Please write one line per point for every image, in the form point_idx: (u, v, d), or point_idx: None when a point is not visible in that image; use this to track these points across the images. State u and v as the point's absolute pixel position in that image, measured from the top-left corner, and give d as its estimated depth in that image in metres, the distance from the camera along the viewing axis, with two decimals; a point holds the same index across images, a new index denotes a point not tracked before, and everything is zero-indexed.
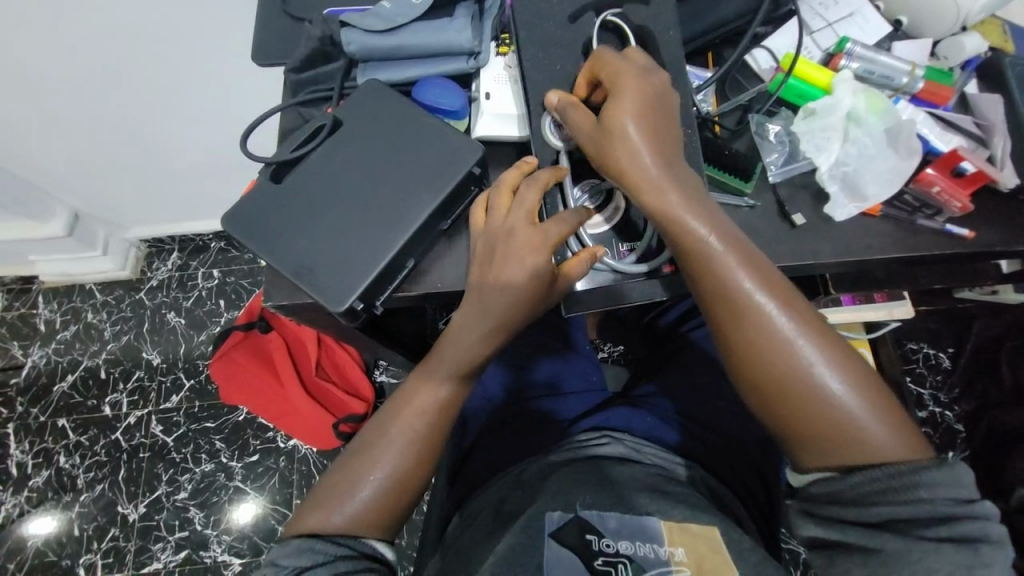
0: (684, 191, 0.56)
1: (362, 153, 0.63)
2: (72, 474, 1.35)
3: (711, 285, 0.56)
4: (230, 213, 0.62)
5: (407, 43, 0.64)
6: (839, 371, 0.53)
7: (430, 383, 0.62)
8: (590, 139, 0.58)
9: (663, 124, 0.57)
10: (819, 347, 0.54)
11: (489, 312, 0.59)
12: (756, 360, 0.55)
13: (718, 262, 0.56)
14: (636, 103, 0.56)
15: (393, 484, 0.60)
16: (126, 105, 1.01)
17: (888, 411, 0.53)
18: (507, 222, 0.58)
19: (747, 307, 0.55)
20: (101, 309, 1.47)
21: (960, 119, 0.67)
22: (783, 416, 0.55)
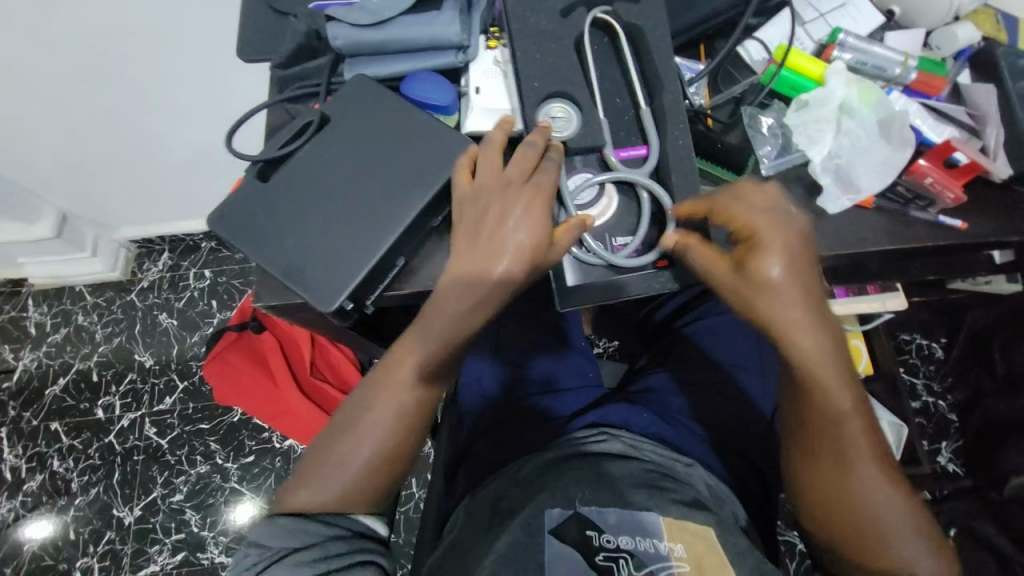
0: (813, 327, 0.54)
1: (350, 149, 0.62)
2: (66, 478, 1.34)
3: (821, 428, 0.58)
4: (216, 213, 0.61)
5: (394, 37, 0.63)
6: (915, 524, 0.57)
7: (412, 353, 0.60)
8: (726, 289, 0.56)
9: (812, 280, 0.54)
10: (902, 496, 0.58)
11: (468, 286, 0.57)
12: (841, 491, 0.58)
13: (836, 414, 0.57)
14: (789, 256, 0.53)
15: (377, 462, 0.59)
16: (113, 105, 0.99)
17: (932, 543, 0.58)
18: (501, 176, 0.57)
19: (849, 454, 0.57)
20: (92, 312, 1.45)
21: (953, 109, 0.67)
22: (846, 529, 0.58)
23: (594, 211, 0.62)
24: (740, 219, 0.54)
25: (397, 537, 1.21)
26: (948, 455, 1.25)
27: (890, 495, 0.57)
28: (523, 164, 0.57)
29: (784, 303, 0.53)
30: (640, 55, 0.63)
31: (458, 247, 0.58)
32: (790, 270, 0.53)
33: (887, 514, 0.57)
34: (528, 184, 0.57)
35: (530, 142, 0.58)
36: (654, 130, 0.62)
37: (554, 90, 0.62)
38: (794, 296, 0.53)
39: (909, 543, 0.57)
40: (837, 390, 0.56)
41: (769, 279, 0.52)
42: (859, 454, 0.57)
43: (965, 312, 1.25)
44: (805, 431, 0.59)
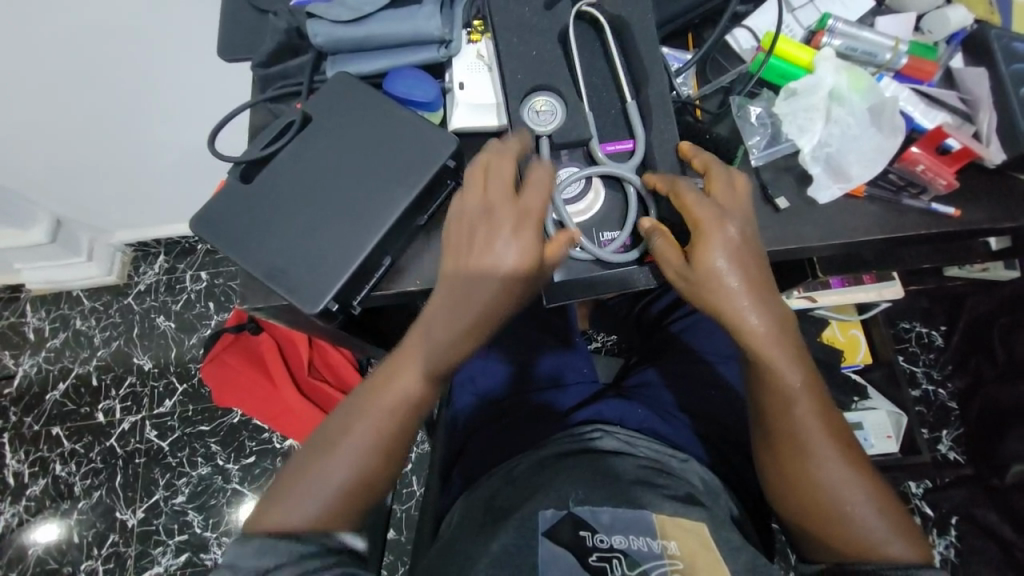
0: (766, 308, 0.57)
1: (333, 150, 0.61)
2: (68, 482, 1.34)
3: (776, 416, 0.59)
4: (200, 215, 0.61)
5: (375, 33, 0.62)
6: (878, 502, 0.57)
7: (406, 365, 0.61)
8: (680, 278, 0.58)
9: (756, 266, 0.57)
10: (859, 472, 0.58)
11: (451, 306, 0.58)
12: (797, 476, 0.58)
13: (787, 400, 0.58)
14: (727, 247, 0.56)
15: (356, 477, 0.60)
16: (103, 110, 0.99)
17: (896, 519, 0.57)
18: (485, 196, 0.57)
19: (804, 438, 0.58)
20: (90, 316, 1.45)
21: (945, 94, 0.66)
22: (805, 508, 0.59)
23: (582, 204, 0.62)
24: (692, 209, 0.56)
25: (398, 534, 1.22)
26: (948, 444, 1.24)
27: (848, 477, 0.57)
28: (506, 183, 0.57)
29: (728, 293, 0.56)
30: (627, 47, 0.62)
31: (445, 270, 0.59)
32: (731, 259, 0.56)
33: (844, 491, 0.57)
34: (513, 202, 0.56)
35: (512, 160, 0.57)
36: (641, 122, 0.61)
37: (539, 84, 0.61)
38: (733, 287, 0.56)
39: (872, 523, 0.56)
40: (787, 375, 0.57)
41: (711, 272, 0.56)
42: (811, 431, 0.58)
43: (964, 300, 1.23)
44: (758, 419, 0.61)
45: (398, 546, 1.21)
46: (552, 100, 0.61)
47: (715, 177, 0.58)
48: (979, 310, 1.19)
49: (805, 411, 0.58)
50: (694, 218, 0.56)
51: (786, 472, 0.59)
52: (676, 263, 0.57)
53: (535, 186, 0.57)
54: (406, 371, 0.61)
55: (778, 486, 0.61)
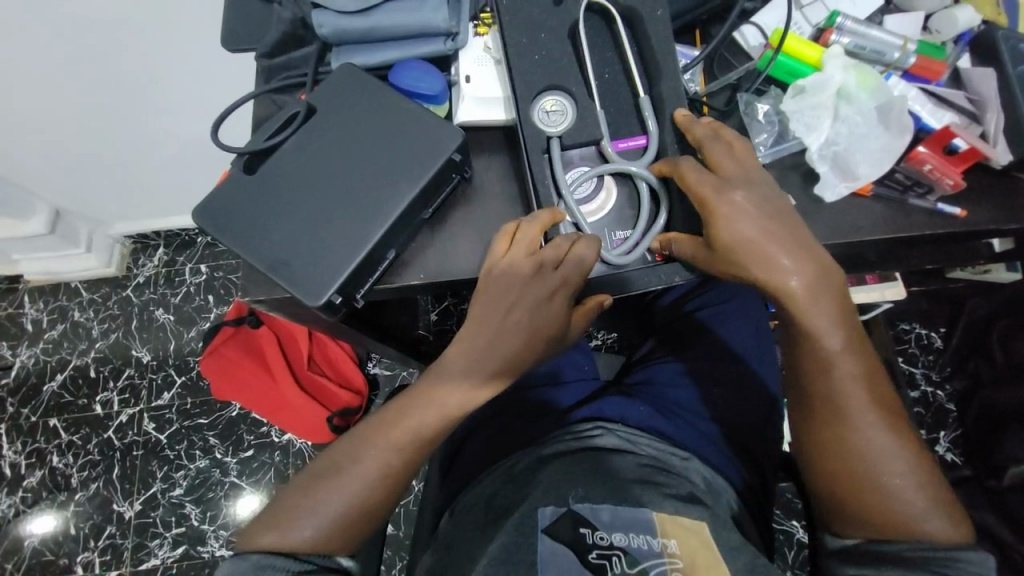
0: (812, 271, 0.56)
1: (338, 142, 0.60)
2: (66, 474, 1.34)
3: (813, 377, 0.59)
4: (202, 206, 0.60)
5: (382, 24, 0.61)
6: (917, 476, 0.57)
7: (441, 385, 0.61)
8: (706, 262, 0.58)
9: (792, 233, 0.56)
10: (900, 442, 0.57)
11: (479, 358, 0.60)
12: (834, 443, 0.58)
13: (826, 361, 0.58)
14: (748, 217, 0.56)
15: (362, 504, 0.60)
16: (103, 100, 0.98)
17: (936, 495, 0.56)
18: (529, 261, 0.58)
19: (842, 401, 0.58)
20: (88, 308, 1.44)
21: (952, 94, 0.65)
22: (839, 479, 0.58)
23: (594, 205, 0.62)
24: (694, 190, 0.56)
25: (396, 529, 1.22)
26: (946, 445, 1.25)
27: (885, 444, 0.57)
28: (556, 255, 0.58)
29: (768, 256, 0.56)
30: (641, 48, 0.62)
31: (473, 319, 0.60)
32: (752, 224, 0.56)
33: (882, 461, 0.57)
34: (557, 276, 0.58)
35: (571, 240, 0.58)
36: (651, 119, 0.60)
37: (549, 80, 0.61)
38: (765, 252, 0.56)
39: (909, 495, 0.56)
40: (829, 336, 0.57)
41: (733, 242, 0.56)
42: (850, 395, 0.58)
43: (964, 302, 1.23)
44: (797, 380, 0.61)
45: (396, 541, 1.21)
46: (562, 96, 0.60)
47: (713, 154, 0.57)
48: (978, 312, 1.19)
49: (846, 376, 0.58)
50: (698, 196, 0.56)
51: (822, 437, 0.59)
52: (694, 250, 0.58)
53: (580, 261, 0.57)
54: (438, 394, 0.61)
55: (814, 454, 0.60)
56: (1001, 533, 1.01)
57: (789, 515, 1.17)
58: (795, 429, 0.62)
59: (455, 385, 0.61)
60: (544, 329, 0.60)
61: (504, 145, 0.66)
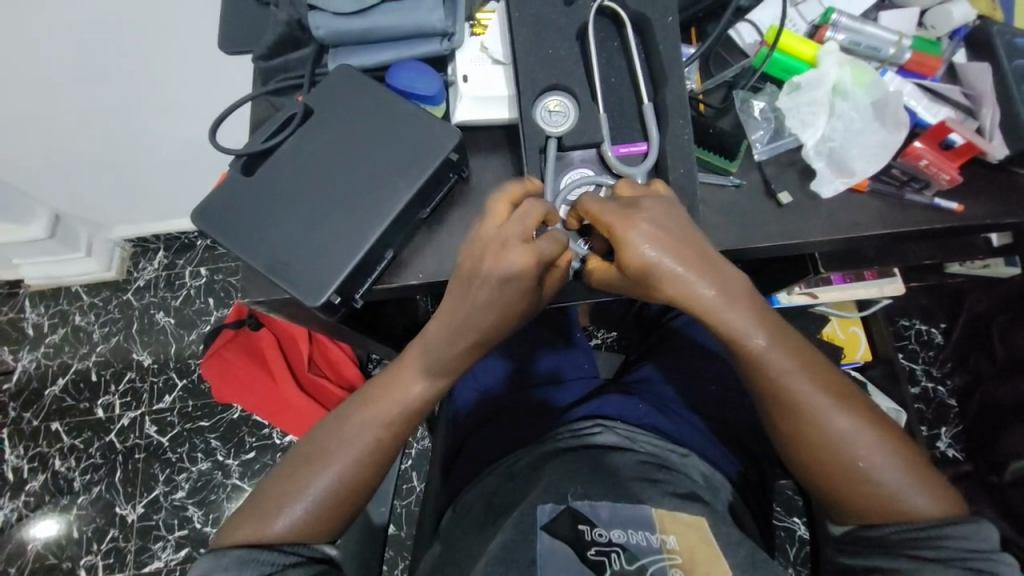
0: (725, 276, 0.56)
1: (333, 144, 0.61)
2: (68, 478, 1.34)
3: (762, 384, 0.59)
4: (200, 208, 0.60)
5: (379, 25, 0.61)
6: (889, 454, 0.56)
7: (407, 375, 0.62)
8: (631, 285, 0.58)
9: (687, 243, 0.55)
10: (865, 423, 0.57)
11: (456, 342, 0.59)
12: (800, 436, 0.58)
13: (767, 365, 0.57)
14: (651, 232, 0.54)
15: (339, 494, 0.60)
16: (101, 104, 0.98)
17: (916, 469, 0.56)
18: (502, 234, 0.55)
19: (794, 396, 0.57)
20: (89, 312, 1.44)
21: (948, 89, 0.66)
22: (816, 470, 0.58)
23: None
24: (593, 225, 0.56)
25: (398, 530, 1.22)
26: (948, 441, 1.25)
27: (848, 429, 0.57)
28: (526, 227, 0.55)
29: (682, 275, 0.55)
30: (648, 49, 0.62)
31: (441, 307, 0.59)
32: (653, 246, 0.54)
33: (852, 448, 0.56)
34: (525, 248, 0.54)
35: (540, 207, 0.55)
36: (655, 125, 0.60)
37: (552, 80, 0.61)
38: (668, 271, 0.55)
39: (887, 476, 0.56)
40: (754, 337, 0.57)
41: (645, 266, 0.54)
42: (800, 388, 0.57)
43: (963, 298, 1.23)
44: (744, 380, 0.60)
45: (397, 541, 1.22)
46: (562, 96, 0.61)
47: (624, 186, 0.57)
48: (980, 307, 1.19)
49: (793, 369, 0.58)
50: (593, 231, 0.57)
51: (787, 433, 0.59)
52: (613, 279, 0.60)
53: (550, 237, 0.56)
54: (409, 382, 0.62)
55: (787, 449, 0.60)
56: (1002, 528, 1.01)
57: (791, 512, 1.17)
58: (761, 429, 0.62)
59: (431, 380, 0.62)
60: (505, 309, 0.58)
61: (503, 144, 0.67)
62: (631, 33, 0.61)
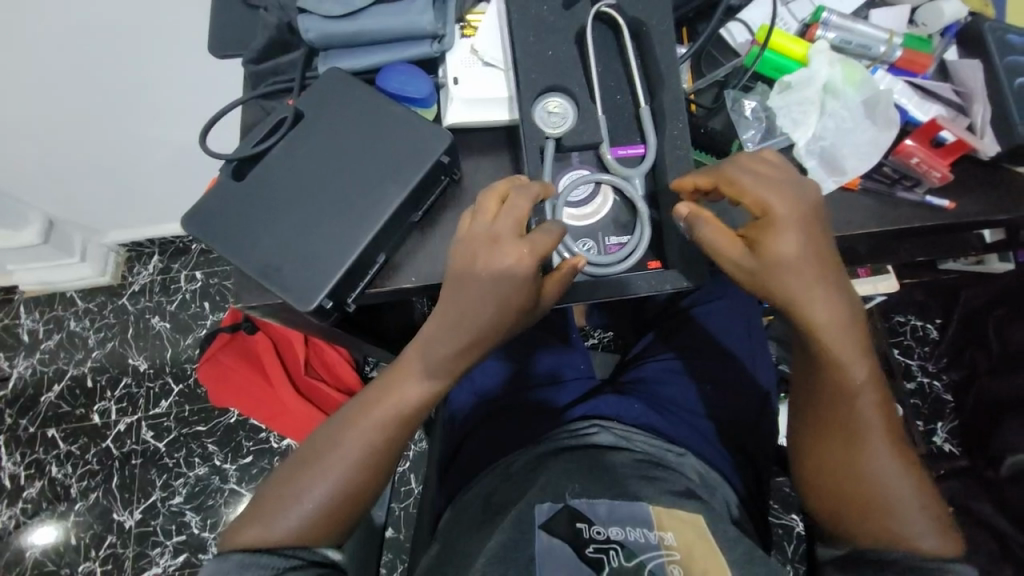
0: (829, 299, 0.54)
1: (323, 148, 0.60)
2: (65, 484, 1.34)
3: (833, 403, 0.58)
4: (190, 212, 0.60)
5: (368, 28, 0.61)
6: (924, 503, 0.56)
7: (412, 377, 0.61)
8: (743, 262, 0.55)
9: (821, 251, 0.54)
10: (910, 471, 0.57)
11: (454, 336, 0.58)
12: (847, 459, 0.57)
13: (843, 387, 0.57)
14: (801, 228, 0.53)
15: (336, 505, 0.60)
16: (95, 108, 0.97)
17: (943, 527, 0.56)
18: (494, 231, 0.56)
19: (858, 423, 0.57)
20: (84, 317, 1.44)
21: (939, 87, 0.66)
22: (842, 493, 0.58)
23: (589, 208, 0.61)
24: (750, 194, 0.53)
25: (396, 533, 1.22)
26: (944, 435, 1.26)
27: (895, 469, 0.56)
28: (517, 221, 0.56)
29: (799, 276, 0.54)
30: (642, 48, 0.62)
31: (438, 306, 0.59)
32: (799, 242, 0.53)
33: (891, 487, 0.56)
34: (518, 243, 0.55)
35: (530, 199, 0.55)
36: (652, 128, 0.60)
37: (545, 81, 0.61)
38: (797, 259, 0.53)
39: (914, 519, 0.56)
40: (841, 359, 0.56)
41: (779, 256, 0.53)
42: (865, 416, 0.57)
43: (958, 293, 1.24)
44: (813, 392, 0.59)
45: (396, 543, 1.22)
46: (556, 96, 0.61)
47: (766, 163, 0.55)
48: (974, 303, 1.20)
49: (866, 401, 0.57)
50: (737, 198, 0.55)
51: (835, 456, 0.58)
52: (734, 255, 0.55)
53: (545, 229, 0.56)
54: (410, 382, 0.61)
55: (823, 470, 0.59)
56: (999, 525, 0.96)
57: (788, 509, 1.18)
58: (805, 447, 0.61)
59: (425, 390, 0.62)
60: (501, 305, 0.57)
61: (496, 146, 0.66)
62: (627, 33, 0.60)
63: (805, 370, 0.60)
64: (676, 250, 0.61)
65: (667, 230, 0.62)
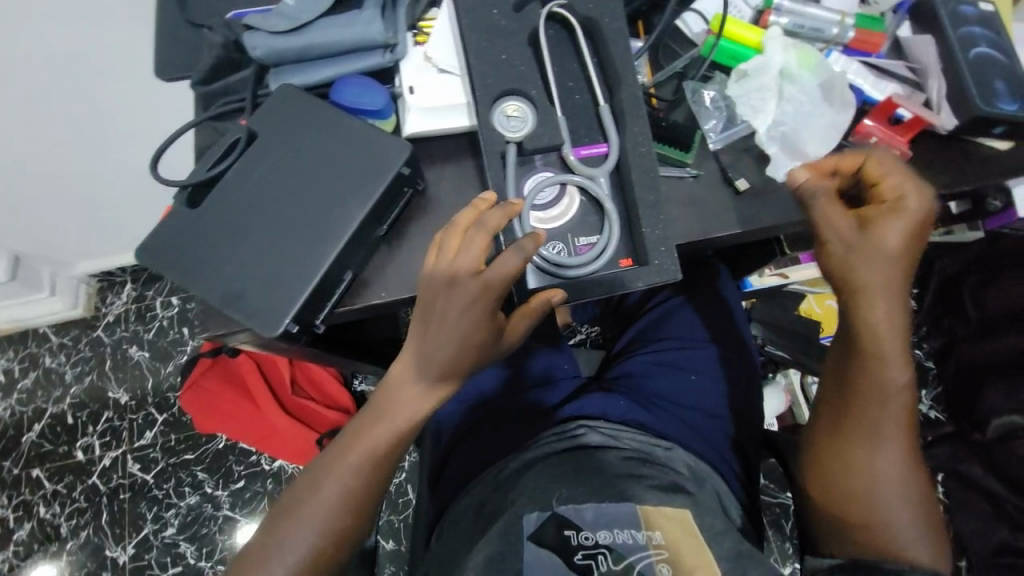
0: (887, 301, 0.57)
1: (279, 168, 0.59)
2: (54, 524, 1.30)
3: (864, 403, 0.58)
4: (144, 244, 0.58)
5: (317, 41, 0.60)
6: (921, 513, 0.58)
7: (409, 395, 0.59)
8: (840, 244, 0.56)
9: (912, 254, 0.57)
10: (916, 480, 0.58)
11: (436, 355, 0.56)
12: (864, 461, 0.58)
13: (880, 389, 0.58)
14: (908, 223, 0.56)
15: (332, 535, 0.59)
16: (49, 139, 0.94)
17: (934, 538, 0.57)
18: (451, 269, 0.54)
19: (881, 426, 0.58)
20: (59, 352, 1.40)
21: (893, 65, 0.67)
22: (847, 494, 0.59)
23: (555, 210, 0.61)
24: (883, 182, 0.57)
25: (396, 546, 1.21)
26: (929, 402, 1.28)
27: (904, 475, 0.58)
28: (475, 256, 0.53)
29: (883, 268, 0.56)
30: (597, 45, 0.62)
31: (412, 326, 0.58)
32: (900, 237, 0.56)
33: (896, 494, 0.57)
34: (473, 281, 0.53)
35: (486, 231, 0.53)
36: (614, 127, 0.60)
37: (502, 85, 0.61)
38: (896, 253, 0.56)
39: (910, 527, 0.57)
40: (886, 360, 0.57)
41: (885, 242, 0.56)
42: (891, 421, 0.58)
43: (932, 263, 1.26)
44: (843, 391, 0.60)
45: (396, 556, 1.20)
46: (514, 99, 0.60)
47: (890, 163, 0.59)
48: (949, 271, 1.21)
49: (897, 406, 0.58)
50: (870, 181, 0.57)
51: (852, 458, 0.59)
52: (843, 228, 0.56)
53: (502, 260, 0.53)
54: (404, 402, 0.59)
55: (838, 470, 0.60)
56: None
57: (783, 488, 1.19)
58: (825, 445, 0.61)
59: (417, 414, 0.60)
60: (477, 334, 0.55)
61: (459, 152, 0.65)
62: (580, 32, 0.60)
63: (839, 367, 0.61)
64: (648, 246, 0.60)
65: (637, 226, 0.61)
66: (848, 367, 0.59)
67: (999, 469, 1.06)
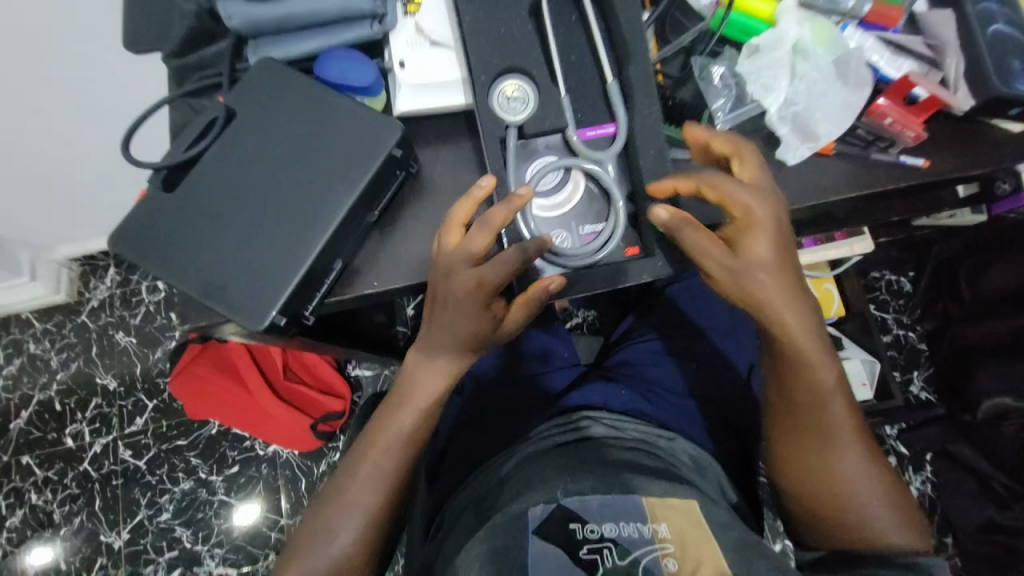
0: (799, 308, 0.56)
1: (260, 149, 0.55)
2: (47, 510, 1.29)
3: (809, 408, 0.59)
4: (119, 230, 0.55)
5: (298, 11, 0.55)
6: (890, 498, 0.59)
7: (425, 385, 0.60)
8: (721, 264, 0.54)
9: (789, 259, 0.55)
10: (877, 469, 0.59)
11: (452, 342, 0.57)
12: (822, 461, 0.59)
13: (819, 395, 0.58)
14: (777, 230, 0.54)
15: (366, 537, 0.59)
16: (17, 116, 0.89)
17: (907, 519, 0.59)
18: (450, 262, 0.54)
19: (829, 426, 0.59)
20: (43, 338, 1.36)
21: (911, 41, 0.63)
22: (813, 493, 0.60)
23: (559, 197, 0.58)
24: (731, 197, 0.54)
25: None
26: (920, 384, 1.29)
27: (863, 467, 0.59)
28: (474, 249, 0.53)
29: (782, 279, 0.55)
30: (600, 17, 0.58)
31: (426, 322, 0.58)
32: (773, 246, 0.54)
33: (856, 487, 0.58)
34: (471, 272, 0.53)
35: (488, 227, 0.52)
36: (620, 104, 0.56)
37: (499, 59, 0.57)
38: (771, 264, 0.54)
39: (879, 515, 0.58)
40: (817, 363, 0.57)
41: (763, 256, 0.54)
42: (835, 420, 0.59)
43: (931, 247, 1.25)
44: (785, 397, 0.60)
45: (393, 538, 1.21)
46: (513, 75, 0.56)
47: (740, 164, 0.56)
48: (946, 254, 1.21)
49: (834, 407, 0.58)
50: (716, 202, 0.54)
51: (805, 460, 0.60)
52: (718, 256, 0.54)
53: (498, 261, 0.53)
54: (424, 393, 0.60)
55: (795, 472, 0.61)
56: None
57: None
58: (780, 450, 0.62)
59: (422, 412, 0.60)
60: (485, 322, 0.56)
61: (454, 133, 0.62)
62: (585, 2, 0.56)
63: (774, 377, 0.61)
64: (652, 233, 0.58)
65: (641, 212, 0.58)
66: (783, 376, 0.60)
67: (989, 450, 1.07)
